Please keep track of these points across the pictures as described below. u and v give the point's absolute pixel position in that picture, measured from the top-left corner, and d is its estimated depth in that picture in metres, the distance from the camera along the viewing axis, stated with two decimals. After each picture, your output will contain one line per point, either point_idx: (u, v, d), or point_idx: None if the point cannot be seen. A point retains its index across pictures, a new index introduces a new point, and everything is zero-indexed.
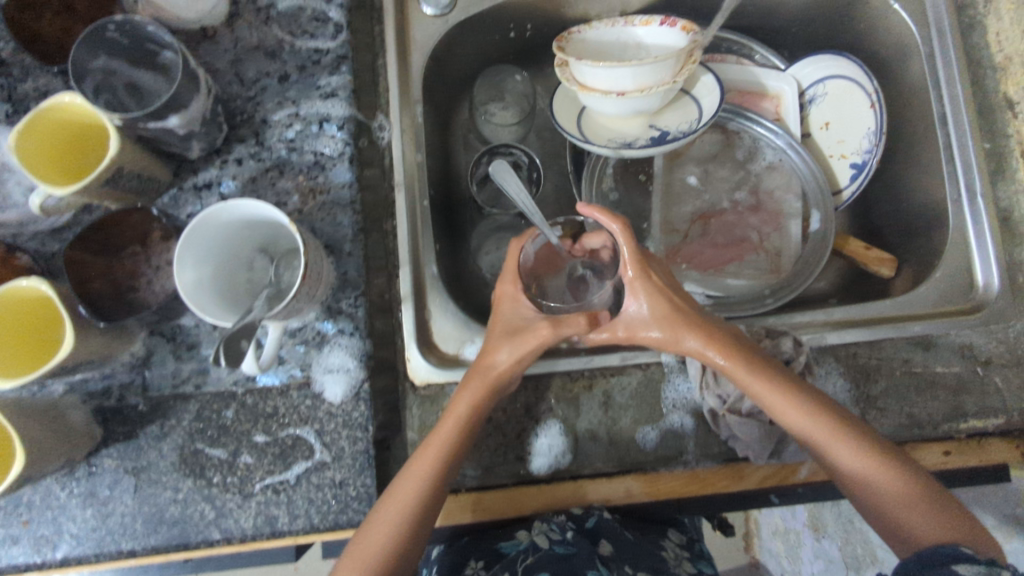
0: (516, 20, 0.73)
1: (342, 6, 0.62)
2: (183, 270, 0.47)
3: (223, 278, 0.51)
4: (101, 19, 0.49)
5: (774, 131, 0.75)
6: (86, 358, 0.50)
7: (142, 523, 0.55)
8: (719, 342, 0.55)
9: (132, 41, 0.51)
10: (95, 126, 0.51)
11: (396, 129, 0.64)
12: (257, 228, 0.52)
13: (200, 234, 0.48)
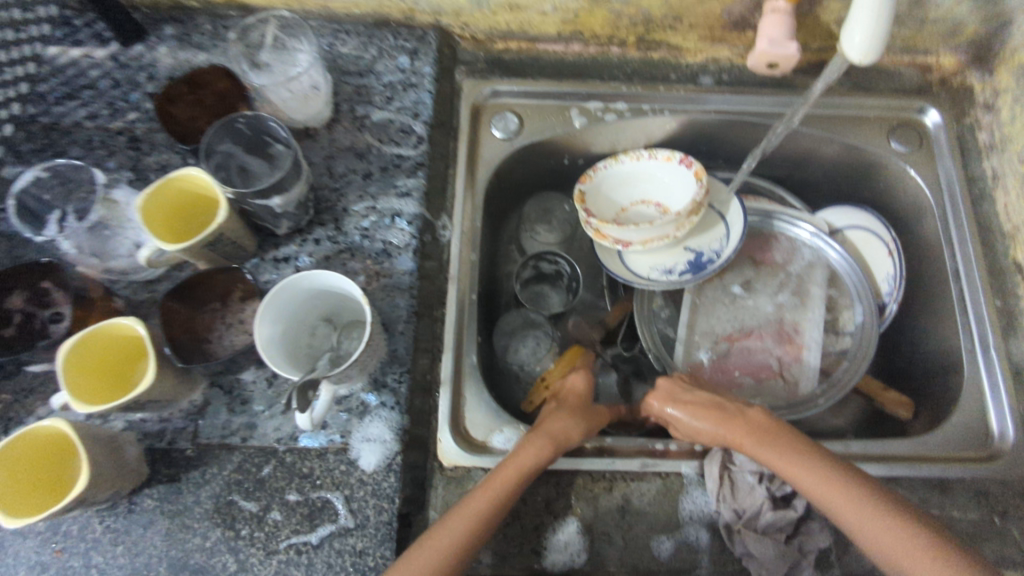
0: (570, 152, 0.84)
1: (426, 123, 0.72)
2: (265, 325, 0.53)
3: (291, 339, 0.57)
4: (233, 114, 0.60)
5: (815, 232, 0.82)
6: (157, 396, 0.54)
7: (166, 567, 0.56)
8: (738, 425, 0.63)
9: (254, 132, 0.61)
10: (207, 196, 0.59)
11: (458, 229, 0.73)
12: (329, 298, 0.59)
13: (285, 295, 0.55)
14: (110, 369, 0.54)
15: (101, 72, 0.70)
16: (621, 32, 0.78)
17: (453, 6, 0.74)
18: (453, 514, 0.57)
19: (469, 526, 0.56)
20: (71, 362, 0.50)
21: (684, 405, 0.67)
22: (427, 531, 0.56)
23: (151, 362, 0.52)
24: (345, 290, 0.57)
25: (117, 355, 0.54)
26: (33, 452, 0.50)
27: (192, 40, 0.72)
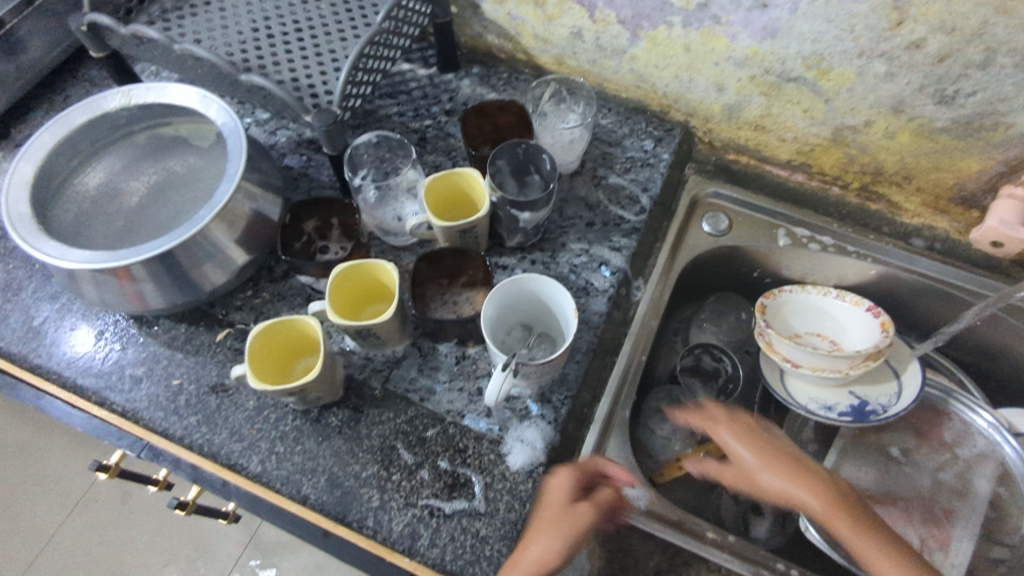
0: (761, 268, 0.89)
1: (652, 198, 0.82)
2: (489, 304, 0.63)
3: (496, 326, 0.67)
4: (519, 140, 0.73)
5: (996, 420, 0.77)
6: (381, 331, 0.65)
7: (326, 481, 0.64)
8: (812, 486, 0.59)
9: (527, 159, 0.75)
10: (472, 198, 0.73)
11: (650, 291, 0.80)
12: (536, 306, 0.68)
13: (510, 289, 0.65)
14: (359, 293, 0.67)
15: (418, 85, 0.91)
16: (848, 176, 0.84)
17: (705, 112, 0.85)
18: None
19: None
20: (341, 275, 0.63)
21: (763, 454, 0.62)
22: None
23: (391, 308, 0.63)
24: (557, 305, 0.66)
25: (366, 288, 0.67)
26: (287, 332, 0.62)
27: (490, 81, 0.92)
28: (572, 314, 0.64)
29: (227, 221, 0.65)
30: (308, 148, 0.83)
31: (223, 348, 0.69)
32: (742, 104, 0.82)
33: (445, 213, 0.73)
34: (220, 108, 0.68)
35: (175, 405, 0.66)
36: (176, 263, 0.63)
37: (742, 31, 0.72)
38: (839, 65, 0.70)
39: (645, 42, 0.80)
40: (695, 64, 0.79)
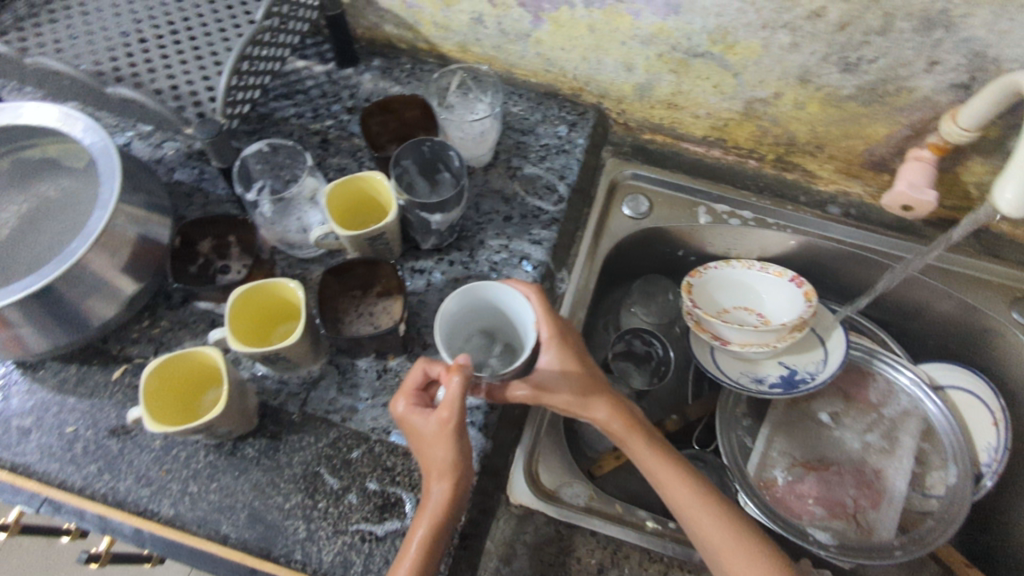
0: (685, 246, 0.89)
1: (569, 185, 0.80)
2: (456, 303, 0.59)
3: (456, 327, 0.63)
4: (421, 138, 0.70)
5: (917, 379, 0.79)
6: (290, 354, 0.60)
7: (246, 516, 0.60)
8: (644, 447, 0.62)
9: (432, 157, 0.71)
10: (379, 203, 0.69)
11: (575, 279, 0.78)
12: (492, 317, 0.64)
13: (474, 296, 0.60)
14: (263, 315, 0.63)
15: (315, 82, 0.86)
16: (762, 148, 0.83)
17: (617, 93, 0.84)
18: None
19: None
20: (239, 299, 0.59)
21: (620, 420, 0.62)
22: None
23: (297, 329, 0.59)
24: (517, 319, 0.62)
25: (270, 308, 0.63)
26: (185, 365, 0.58)
27: (393, 74, 0.87)
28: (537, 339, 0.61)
29: (108, 251, 0.59)
30: (199, 160, 0.78)
31: (121, 387, 0.64)
32: (653, 83, 0.80)
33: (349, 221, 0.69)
34: (84, 125, 0.62)
35: (72, 454, 0.61)
36: (53, 302, 0.57)
37: (644, 8, 0.70)
38: (744, 38, 0.69)
39: (548, 24, 0.77)
40: (601, 44, 0.77)
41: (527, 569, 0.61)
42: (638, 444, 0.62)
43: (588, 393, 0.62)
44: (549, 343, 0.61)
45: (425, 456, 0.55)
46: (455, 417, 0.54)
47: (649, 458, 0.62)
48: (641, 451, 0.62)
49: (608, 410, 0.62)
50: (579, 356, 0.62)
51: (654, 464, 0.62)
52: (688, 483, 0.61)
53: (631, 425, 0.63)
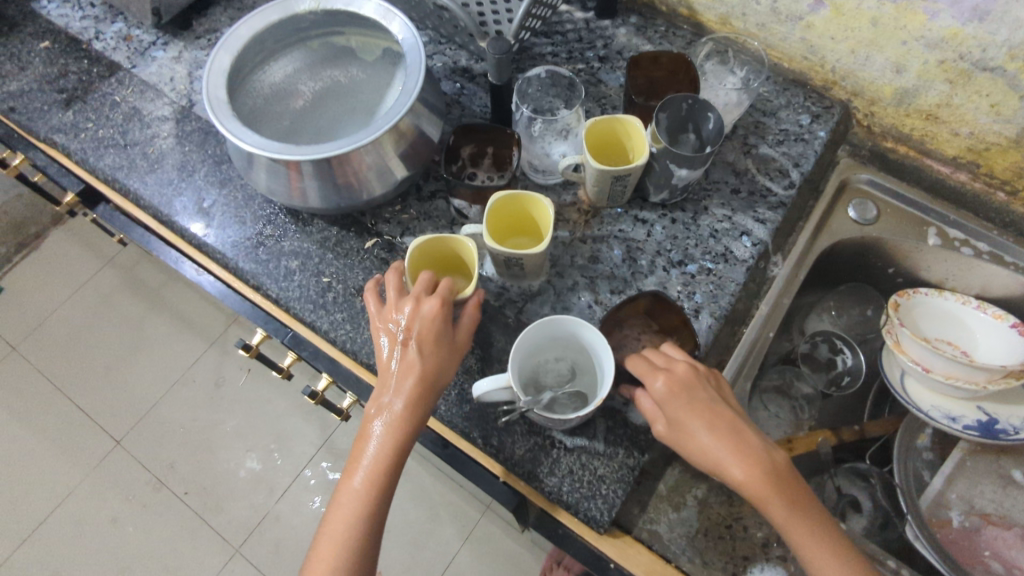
0: (898, 264, 0.86)
1: (803, 174, 0.79)
2: (529, 336, 0.61)
3: (543, 343, 0.63)
4: (683, 95, 0.71)
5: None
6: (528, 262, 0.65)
7: (455, 393, 0.66)
8: (786, 507, 0.54)
9: (687, 115, 0.72)
10: (632, 146, 0.71)
11: (787, 267, 0.79)
12: (586, 360, 0.64)
13: (561, 327, 0.61)
14: (508, 224, 0.69)
15: (573, 27, 0.90)
16: (1020, 182, 0.78)
17: (873, 94, 0.81)
18: (346, 478, 0.58)
19: (369, 482, 0.57)
20: (498, 202, 0.65)
21: (756, 472, 0.54)
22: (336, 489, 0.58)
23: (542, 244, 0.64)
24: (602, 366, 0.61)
25: (516, 220, 0.69)
26: (440, 251, 0.64)
27: (647, 32, 0.90)
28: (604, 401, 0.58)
29: (397, 134, 0.67)
30: (462, 76, 0.84)
31: (370, 256, 0.73)
32: (920, 90, 0.77)
33: (601, 157, 0.74)
34: (403, 22, 0.69)
35: (323, 300, 0.70)
36: (346, 166, 0.65)
37: (945, 9, 0.68)
38: None
39: (827, 9, 0.76)
40: (878, 40, 0.75)
41: (694, 521, 0.65)
42: (776, 515, 0.54)
43: (726, 455, 0.55)
44: (668, 391, 0.57)
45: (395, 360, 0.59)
46: (443, 313, 0.58)
47: (792, 527, 0.54)
48: (780, 519, 0.54)
49: (742, 468, 0.54)
50: (702, 403, 0.57)
51: (798, 536, 0.54)
52: (842, 567, 0.54)
53: (771, 488, 0.54)
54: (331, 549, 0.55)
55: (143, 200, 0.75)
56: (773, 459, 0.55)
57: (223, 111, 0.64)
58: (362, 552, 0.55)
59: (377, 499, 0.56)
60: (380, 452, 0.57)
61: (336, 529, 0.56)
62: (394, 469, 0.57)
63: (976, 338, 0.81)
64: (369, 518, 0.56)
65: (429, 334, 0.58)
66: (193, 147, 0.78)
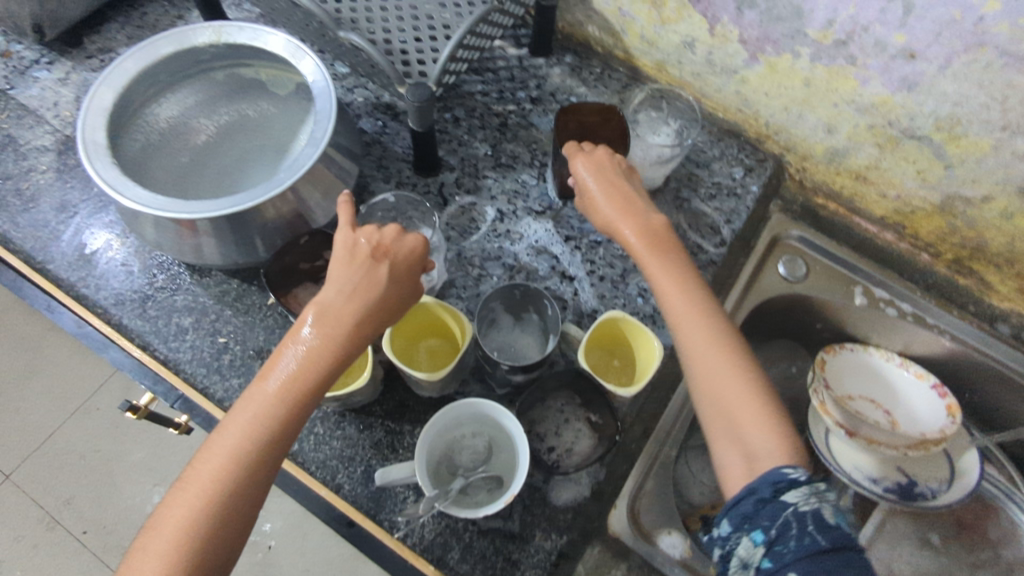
0: (825, 320, 0.86)
1: (734, 230, 0.78)
2: (443, 415, 0.56)
3: (460, 419, 0.58)
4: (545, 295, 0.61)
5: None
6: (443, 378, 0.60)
7: (361, 470, 0.61)
8: (684, 274, 0.55)
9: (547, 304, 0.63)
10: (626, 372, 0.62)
11: None
12: (507, 444, 0.59)
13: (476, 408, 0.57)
14: (418, 335, 0.63)
15: (506, 65, 0.86)
16: (943, 245, 0.79)
17: (805, 150, 0.80)
18: (226, 425, 0.47)
19: (227, 467, 0.45)
20: (406, 313, 0.59)
21: (657, 258, 0.56)
22: (202, 448, 0.47)
23: (450, 367, 0.58)
24: (520, 457, 0.56)
25: (427, 329, 0.63)
26: None
27: (582, 74, 0.87)
28: (518, 492, 0.53)
29: (305, 187, 0.61)
30: (384, 113, 0.79)
31: (273, 312, 0.66)
32: (850, 151, 0.77)
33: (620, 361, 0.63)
34: (315, 62, 0.63)
35: (218, 364, 0.63)
36: (245, 222, 0.59)
37: (876, 77, 0.67)
38: (975, 133, 0.65)
39: (762, 66, 0.74)
40: (811, 100, 0.74)
41: None
42: (695, 345, 0.52)
43: (676, 301, 0.54)
44: (583, 165, 0.61)
45: (321, 300, 0.50)
46: (417, 246, 0.54)
47: (719, 381, 0.51)
48: (695, 342, 0.53)
49: (630, 226, 0.58)
50: (607, 177, 0.60)
51: (705, 372, 0.52)
52: (751, 425, 0.49)
53: (653, 243, 0.57)
54: (174, 534, 0.43)
55: (15, 243, 0.67)
56: (653, 219, 0.58)
57: (101, 157, 0.57)
58: (199, 565, 0.43)
59: (255, 469, 0.46)
60: (269, 412, 0.47)
61: (172, 522, 0.44)
62: (282, 433, 0.47)
63: (903, 394, 0.81)
64: (208, 528, 0.44)
65: (373, 286, 0.51)
66: (77, 184, 0.70)
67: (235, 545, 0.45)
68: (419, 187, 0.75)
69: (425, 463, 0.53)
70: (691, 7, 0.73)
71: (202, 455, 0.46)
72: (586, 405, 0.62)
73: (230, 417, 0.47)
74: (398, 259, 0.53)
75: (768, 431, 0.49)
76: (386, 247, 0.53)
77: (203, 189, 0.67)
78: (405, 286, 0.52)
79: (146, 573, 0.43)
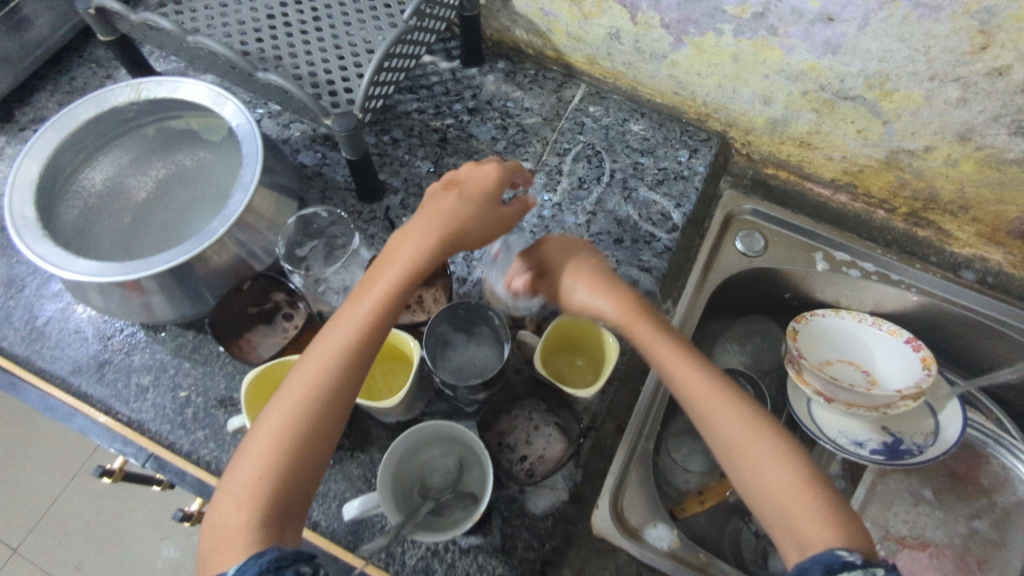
0: (791, 290, 0.86)
1: (685, 214, 0.78)
2: (404, 440, 0.56)
3: (423, 441, 0.58)
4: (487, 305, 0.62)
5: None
6: (401, 404, 0.60)
7: (337, 505, 0.60)
8: (667, 344, 0.52)
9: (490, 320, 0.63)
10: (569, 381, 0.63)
11: (680, 311, 0.78)
12: (474, 462, 0.58)
13: (436, 428, 0.57)
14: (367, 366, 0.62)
15: (439, 79, 0.86)
16: (895, 200, 0.79)
17: (746, 124, 0.80)
18: (310, 353, 0.48)
19: (313, 389, 0.46)
20: None
21: (651, 335, 0.52)
22: (287, 378, 0.47)
23: (404, 389, 0.57)
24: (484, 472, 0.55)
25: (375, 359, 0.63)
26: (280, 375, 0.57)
27: (516, 78, 0.87)
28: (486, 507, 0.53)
29: (243, 231, 0.61)
30: (323, 144, 0.79)
31: (232, 360, 0.66)
32: (789, 119, 0.76)
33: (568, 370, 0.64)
34: (236, 105, 0.63)
35: (182, 418, 0.63)
36: (185, 274, 0.59)
37: (799, 44, 0.67)
38: (905, 87, 0.65)
39: (688, 48, 0.74)
40: (742, 74, 0.74)
41: None
42: (731, 437, 0.48)
43: (697, 394, 0.50)
44: (548, 252, 0.59)
45: (402, 229, 0.53)
46: (499, 171, 0.56)
47: (771, 481, 0.46)
48: (698, 399, 0.50)
49: (610, 301, 0.54)
50: (577, 255, 0.58)
51: (741, 458, 0.47)
52: (801, 506, 0.45)
53: (636, 313, 0.53)
54: (276, 432, 0.45)
55: None
56: (637, 293, 0.55)
57: (30, 232, 0.57)
58: (285, 484, 0.44)
59: (337, 388, 0.46)
60: (350, 329, 0.48)
61: (272, 424, 0.45)
62: (362, 359, 0.48)
63: (877, 352, 0.81)
64: (302, 443, 0.45)
65: (444, 212, 0.53)
66: (22, 258, 0.70)
67: (318, 467, 0.46)
68: (363, 213, 0.75)
69: (385, 490, 0.53)
70: None
71: (294, 374, 0.47)
72: (553, 409, 0.63)
73: (318, 341, 0.48)
74: (471, 186, 0.55)
75: (819, 515, 0.44)
76: (459, 178, 0.55)
77: (146, 247, 0.67)
78: (478, 211, 0.54)
79: (241, 480, 0.44)
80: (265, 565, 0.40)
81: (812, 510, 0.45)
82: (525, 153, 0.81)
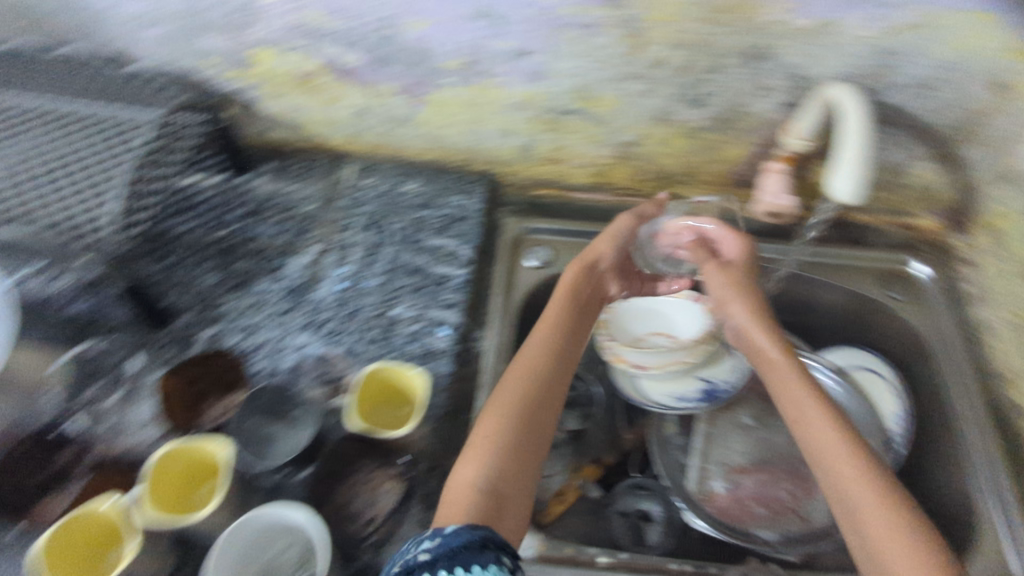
0: None
1: (472, 249, 0.84)
2: (230, 542, 0.53)
3: (253, 538, 0.56)
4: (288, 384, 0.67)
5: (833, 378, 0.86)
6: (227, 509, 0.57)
7: None
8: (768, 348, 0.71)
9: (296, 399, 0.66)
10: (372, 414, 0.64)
11: (494, 332, 0.81)
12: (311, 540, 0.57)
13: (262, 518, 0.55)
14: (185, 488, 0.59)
15: (209, 195, 0.88)
16: (640, 186, 0.92)
17: (502, 159, 0.91)
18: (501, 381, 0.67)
19: (501, 446, 0.62)
20: (161, 462, 0.56)
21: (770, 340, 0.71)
22: (501, 384, 0.68)
23: (218, 492, 0.55)
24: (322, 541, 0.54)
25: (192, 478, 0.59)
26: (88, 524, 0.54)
27: (285, 174, 0.91)
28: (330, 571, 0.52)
29: None
30: None
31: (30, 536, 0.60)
32: (532, 144, 0.88)
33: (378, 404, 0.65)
34: None
35: None
36: None
37: (511, 79, 0.78)
38: (601, 93, 0.79)
39: (427, 106, 0.83)
40: (479, 117, 0.84)
41: None
42: (834, 453, 0.60)
43: (812, 414, 0.63)
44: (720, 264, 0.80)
45: (541, 321, 0.74)
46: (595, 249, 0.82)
47: (869, 516, 0.56)
48: (816, 422, 0.62)
49: (740, 309, 0.75)
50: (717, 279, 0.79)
51: (831, 456, 0.60)
52: (872, 508, 0.56)
53: (756, 320, 0.73)
54: (468, 478, 0.59)
55: None
56: (750, 297, 0.76)
57: None
58: (473, 500, 0.57)
59: (520, 443, 0.63)
60: (513, 383, 0.67)
61: (474, 462, 0.61)
62: (530, 414, 0.65)
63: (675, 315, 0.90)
64: (518, 450, 0.62)
65: (565, 290, 0.77)
66: None
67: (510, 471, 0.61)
68: (156, 340, 0.74)
69: None
70: (343, 82, 0.80)
71: (482, 420, 0.65)
72: (388, 463, 0.64)
73: (498, 394, 0.67)
74: (586, 261, 0.80)
75: (891, 515, 0.55)
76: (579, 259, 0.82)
77: None
78: (579, 284, 0.78)
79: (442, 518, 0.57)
80: (475, 537, 0.48)
81: (888, 520, 0.55)
82: (310, 238, 0.84)
